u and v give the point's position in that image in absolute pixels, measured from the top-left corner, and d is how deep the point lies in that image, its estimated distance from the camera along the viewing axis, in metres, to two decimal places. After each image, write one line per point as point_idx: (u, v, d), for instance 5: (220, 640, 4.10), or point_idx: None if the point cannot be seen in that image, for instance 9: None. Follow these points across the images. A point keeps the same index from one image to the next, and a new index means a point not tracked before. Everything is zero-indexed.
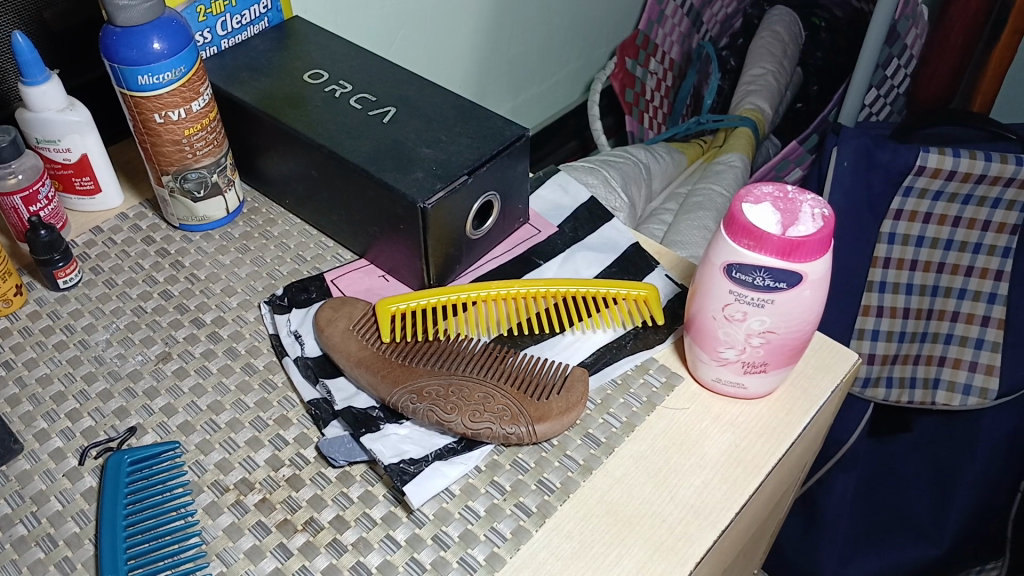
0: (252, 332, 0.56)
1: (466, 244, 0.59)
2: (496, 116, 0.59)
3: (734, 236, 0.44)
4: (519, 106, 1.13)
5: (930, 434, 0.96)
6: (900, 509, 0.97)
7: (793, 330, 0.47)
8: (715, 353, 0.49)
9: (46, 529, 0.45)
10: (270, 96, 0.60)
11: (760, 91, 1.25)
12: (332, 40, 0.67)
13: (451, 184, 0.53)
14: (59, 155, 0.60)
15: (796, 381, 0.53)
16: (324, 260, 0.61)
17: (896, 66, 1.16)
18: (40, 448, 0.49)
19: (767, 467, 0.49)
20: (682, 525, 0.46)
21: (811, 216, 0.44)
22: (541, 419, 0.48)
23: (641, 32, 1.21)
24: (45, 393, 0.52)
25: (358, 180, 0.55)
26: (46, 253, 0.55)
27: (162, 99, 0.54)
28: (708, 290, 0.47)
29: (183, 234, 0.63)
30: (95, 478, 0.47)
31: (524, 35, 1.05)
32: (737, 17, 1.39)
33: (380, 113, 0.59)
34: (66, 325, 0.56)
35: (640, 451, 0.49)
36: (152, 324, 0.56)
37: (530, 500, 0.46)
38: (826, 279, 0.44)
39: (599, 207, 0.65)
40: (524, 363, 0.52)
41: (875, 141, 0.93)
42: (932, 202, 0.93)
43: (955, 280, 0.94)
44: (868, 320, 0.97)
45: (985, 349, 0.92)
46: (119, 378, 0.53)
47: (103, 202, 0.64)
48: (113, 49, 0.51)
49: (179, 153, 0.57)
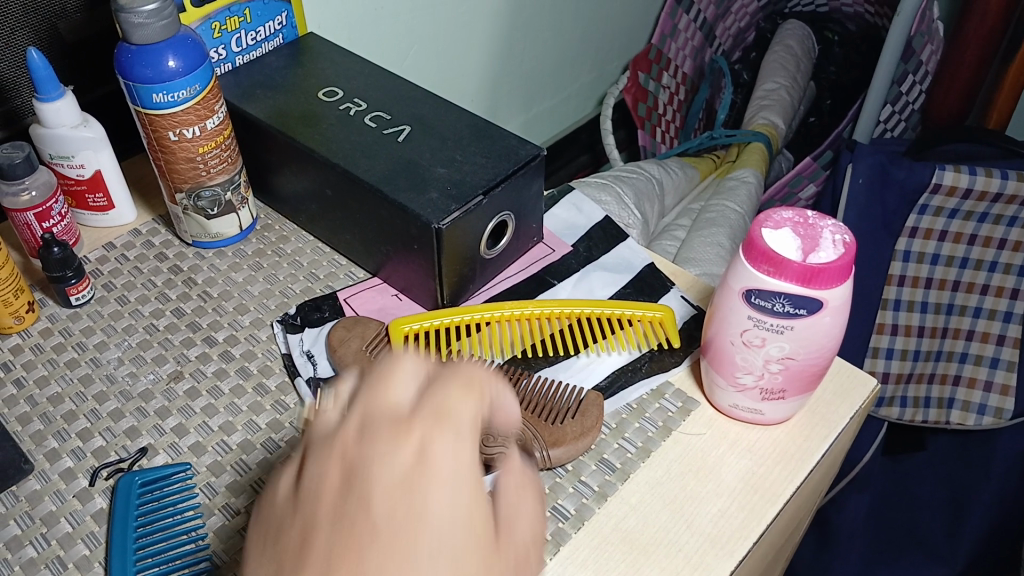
0: (265, 351, 0.55)
1: (480, 264, 0.58)
2: (511, 135, 0.59)
3: (754, 261, 0.43)
4: (532, 119, 1.13)
5: (943, 452, 0.95)
6: (912, 526, 0.96)
7: (812, 357, 0.46)
8: (732, 378, 0.49)
9: (56, 551, 0.45)
10: (285, 114, 0.60)
11: (772, 106, 1.25)
12: (347, 57, 0.67)
13: (466, 205, 0.53)
14: (73, 171, 0.59)
15: (813, 407, 0.52)
16: (336, 278, 0.61)
17: (911, 83, 1.17)
18: (50, 468, 0.49)
19: (785, 495, 0.48)
20: (699, 555, 0.45)
21: (832, 242, 0.43)
22: (555, 444, 0.48)
23: (654, 46, 1.20)
24: (56, 412, 0.51)
25: (372, 200, 0.55)
26: (59, 270, 0.55)
27: (176, 117, 0.53)
28: (726, 315, 0.46)
29: (196, 251, 0.62)
30: (106, 500, 0.47)
31: (537, 48, 1.05)
32: (750, 31, 1.38)
33: (394, 132, 0.59)
34: (78, 343, 0.56)
35: (656, 478, 0.48)
36: (164, 342, 0.56)
37: (544, 527, 0.46)
38: (846, 305, 0.44)
39: (613, 227, 0.65)
40: (537, 386, 0.51)
41: (892, 159, 0.93)
42: (947, 220, 0.92)
43: (970, 298, 0.93)
44: (882, 338, 0.96)
45: (1001, 368, 0.92)
46: (130, 398, 0.52)
47: (116, 218, 0.64)
48: (128, 67, 0.51)
49: (193, 170, 0.57)
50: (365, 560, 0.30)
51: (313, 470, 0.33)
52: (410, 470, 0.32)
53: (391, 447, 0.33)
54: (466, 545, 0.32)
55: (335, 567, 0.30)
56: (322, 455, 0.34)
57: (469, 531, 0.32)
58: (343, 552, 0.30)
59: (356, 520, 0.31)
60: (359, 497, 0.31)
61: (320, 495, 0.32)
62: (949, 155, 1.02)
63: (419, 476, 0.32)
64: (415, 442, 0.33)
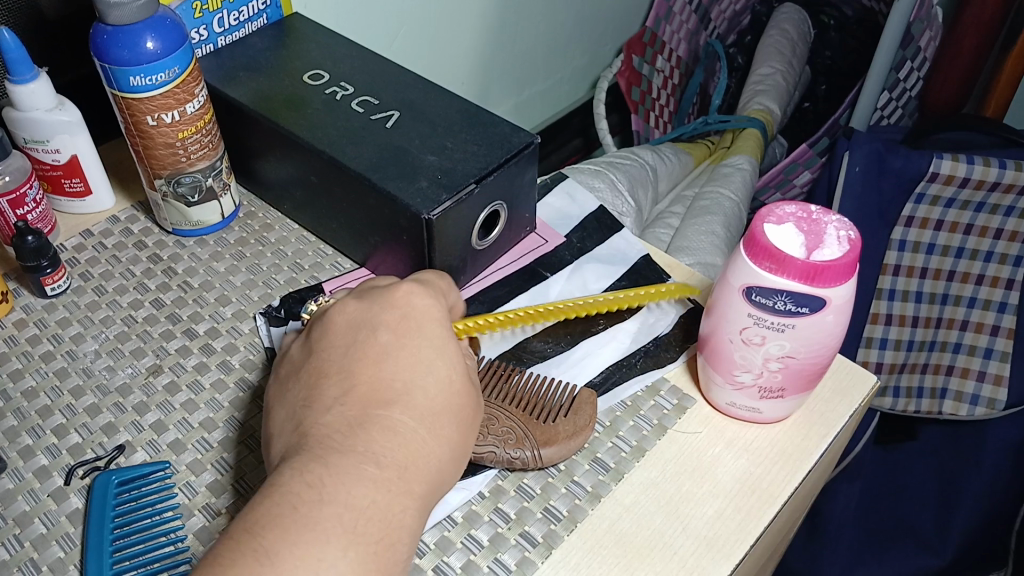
0: (247, 344, 0.53)
1: (471, 255, 0.57)
2: (503, 122, 0.57)
3: (755, 257, 0.42)
4: (523, 103, 1.10)
5: (936, 443, 0.94)
6: (902, 517, 0.95)
7: (813, 356, 0.44)
8: (730, 376, 0.47)
9: (30, 553, 0.43)
10: (269, 97, 0.58)
11: (768, 91, 1.23)
12: (333, 38, 0.64)
13: (457, 194, 0.51)
14: (48, 156, 0.57)
15: (811, 405, 0.51)
16: (322, 268, 0.59)
17: (909, 69, 1.15)
18: (24, 466, 0.47)
19: (783, 496, 0.46)
20: (696, 557, 0.44)
21: (837, 238, 0.41)
22: (547, 444, 0.46)
23: (649, 29, 1.18)
24: (30, 408, 0.50)
25: (359, 188, 0.53)
26: (34, 259, 0.53)
27: (155, 101, 0.51)
28: (725, 311, 0.45)
29: (176, 239, 0.60)
30: (81, 499, 0.45)
31: (530, 30, 1.03)
32: (746, 14, 1.36)
33: (383, 117, 0.57)
34: (53, 335, 0.54)
35: (651, 478, 0.47)
36: (143, 334, 0.54)
37: (536, 529, 0.44)
38: (849, 303, 0.42)
39: (608, 217, 0.64)
40: (529, 383, 0.50)
41: (888, 146, 0.91)
42: (944, 209, 0.91)
43: (965, 288, 0.92)
44: (877, 328, 0.95)
45: (994, 358, 0.90)
46: (108, 393, 0.51)
47: (94, 204, 0.62)
48: (104, 49, 0.49)
49: (172, 156, 0.55)
50: (378, 378, 0.40)
51: (324, 326, 0.44)
52: (400, 323, 0.42)
53: (385, 310, 0.43)
54: (453, 361, 0.42)
55: (355, 388, 0.40)
56: (329, 318, 0.44)
57: (453, 352, 0.42)
58: (359, 371, 0.41)
59: (367, 351, 0.41)
60: (364, 337, 0.42)
61: (333, 343, 0.43)
62: (946, 143, 1.01)
63: (408, 326, 0.42)
64: (401, 307, 0.43)
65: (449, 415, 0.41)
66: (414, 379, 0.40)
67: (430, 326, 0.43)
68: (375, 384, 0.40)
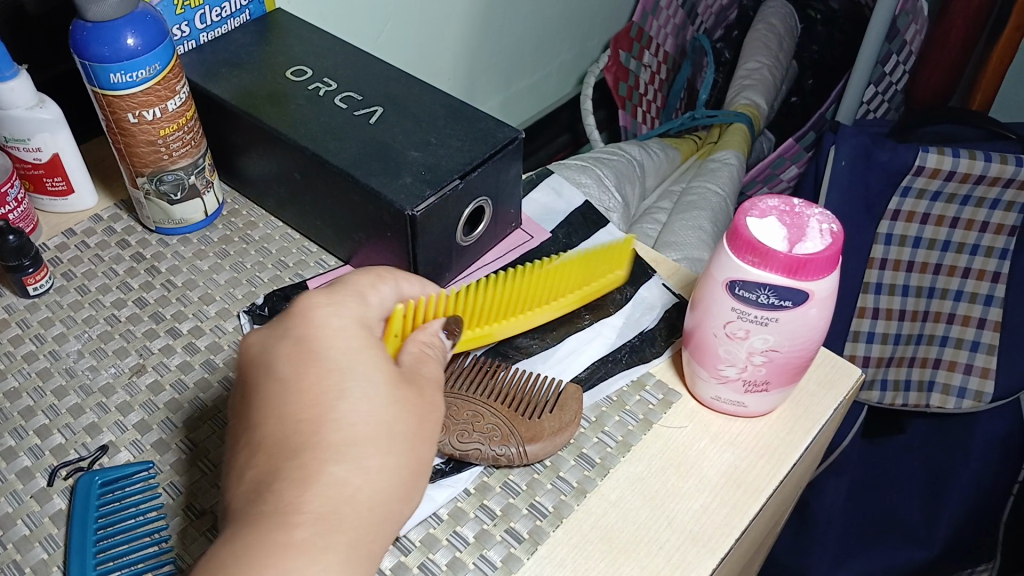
0: (231, 343, 0.53)
1: (456, 251, 0.56)
2: (488, 117, 0.57)
3: (738, 252, 0.42)
4: (510, 98, 1.10)
5: (923, 435, 0.95)
6: (890, 510, 0.95)
7: (798, 349, 0.45)
8: (714, 370, 0.47)
9: (12, 555, 0.43)
10: (251, 94, 0.57)
11: (755, 86, 1.23)
12: (317, 34, 0.64)
13: (441, 190, 0.51)
14: (29, 154, 0.57)
15: (797, 399, 0.51)
16: (306, 266, 0.59)
17: (894, 63, 1.17)
18: (6, 467, 0.46)
19: (768, 490, 0.46)
20: (680, 553, 0.44)
21: (819, 231, 0.41)
22: (532, 440, 0.46)
23: (636, 24, 1.18)
24: (13, 408, 0.49)
25: (342, 185, 0.53)
26: (15, 259, 0.53)
27: (135, 98, 0.51)
28: (709, 306, 0.45)
29: (159, 238, 0.60)
30: (65, 500, 0.45)
31: (516, 24, 1.02)
32: (733, 8, 1.36)
33: (366, 113, 0.56)
34: (36, 335, 0.53)
35: (636, 473, 0.47)
36: (126, 334, 0.54)
37: (522, 525, 0.44)
38: (833, 297, 0.42)
39: (594, 212, 0.64)
40: (514, 378, 0.50)
41: (874, 140, 0.91)
42: (930, 202, 0.91)
43: (951, 281, 0.92)
44: (864, 321, 0.95)
45: (981, 351, 0.91)
46: (91, 393, 0.50)
47: (76, 203, 0.61)
48: (82, 46, 0.48)
49: (154, 154, 0.54)
50: (296, 416, 0.38)
51: None
52: (299, 354, 0.40)
53: (284, 348, 0.41)
54: (391, 379, 0.41)
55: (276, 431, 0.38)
56: None
57: (370, 370, 0.40)
58: (300, 405, 0.39)
59: (296, 383, 0.39)
60: (293, 367, 0.40)
61: (251, 388, 0.41)
62: (932, 136, 1.01)
63: (310, 355, 0.40)
64: (298, 337, 0.41)
65: (376, 442, 0.38)
66: (333, 404, 0.38)
67: (363, 346, 0.41)
68: (317, 416, 0.38)
